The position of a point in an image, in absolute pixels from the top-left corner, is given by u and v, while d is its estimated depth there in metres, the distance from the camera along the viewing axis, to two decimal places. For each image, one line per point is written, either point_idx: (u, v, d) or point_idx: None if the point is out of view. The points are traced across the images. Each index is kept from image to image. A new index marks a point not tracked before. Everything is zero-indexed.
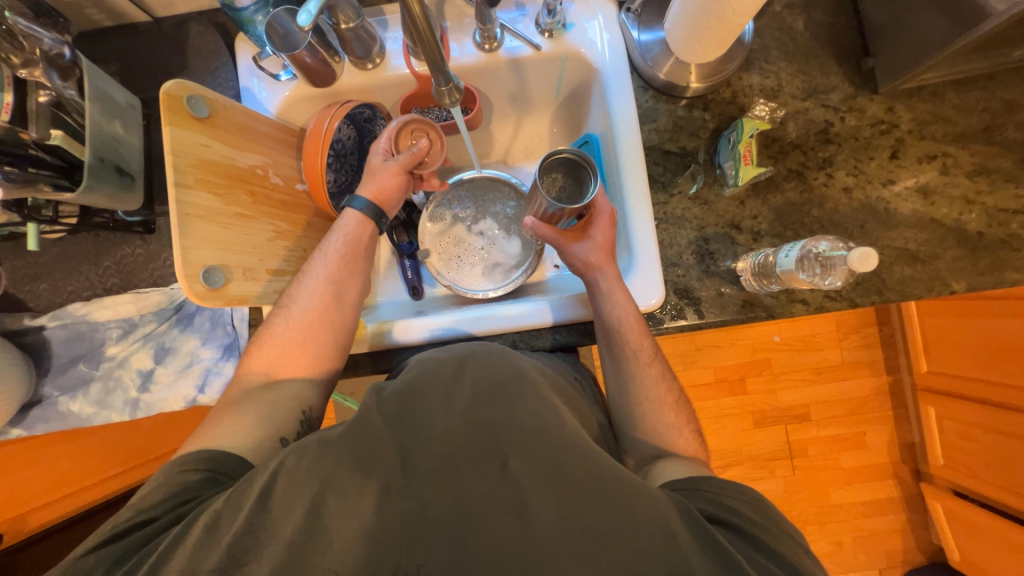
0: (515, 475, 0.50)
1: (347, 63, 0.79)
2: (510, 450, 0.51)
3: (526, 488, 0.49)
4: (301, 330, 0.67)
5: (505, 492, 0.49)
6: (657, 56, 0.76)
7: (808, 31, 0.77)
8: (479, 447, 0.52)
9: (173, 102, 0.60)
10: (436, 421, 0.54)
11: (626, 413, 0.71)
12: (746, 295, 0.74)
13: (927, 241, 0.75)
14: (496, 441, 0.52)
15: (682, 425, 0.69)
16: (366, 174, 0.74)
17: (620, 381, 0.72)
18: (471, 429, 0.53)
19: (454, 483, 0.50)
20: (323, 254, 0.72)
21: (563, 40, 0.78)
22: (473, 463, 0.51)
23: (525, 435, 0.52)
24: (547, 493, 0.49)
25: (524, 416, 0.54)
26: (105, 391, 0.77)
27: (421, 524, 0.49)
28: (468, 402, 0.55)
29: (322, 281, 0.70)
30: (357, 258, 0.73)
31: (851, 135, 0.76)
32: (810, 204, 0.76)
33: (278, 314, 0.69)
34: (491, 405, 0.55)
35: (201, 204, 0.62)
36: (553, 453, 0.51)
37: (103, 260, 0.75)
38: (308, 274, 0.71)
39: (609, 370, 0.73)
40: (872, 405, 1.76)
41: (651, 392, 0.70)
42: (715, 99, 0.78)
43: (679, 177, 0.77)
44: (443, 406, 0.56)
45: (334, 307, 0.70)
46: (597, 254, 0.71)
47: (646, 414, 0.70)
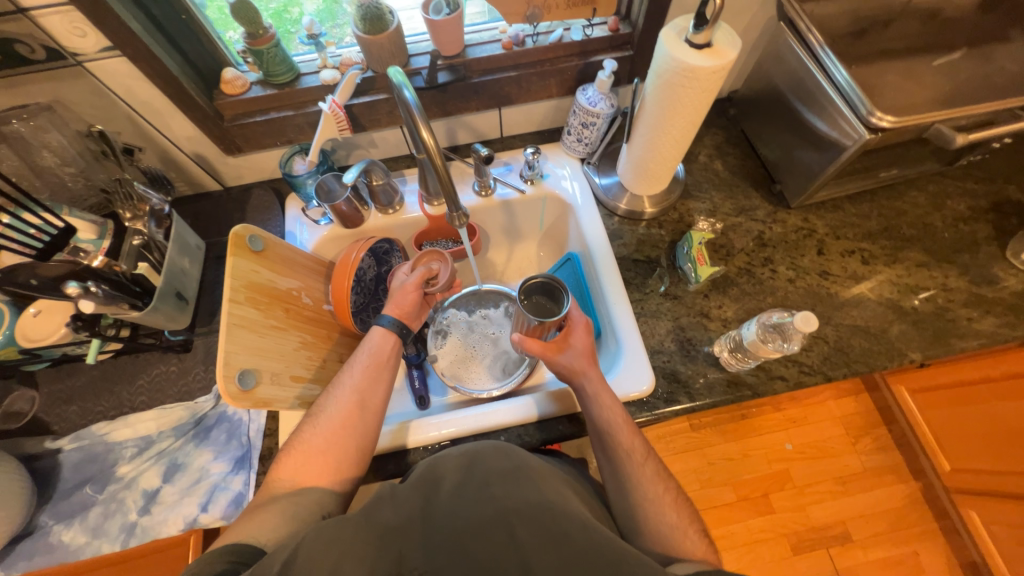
0: (521, 540, 0.56)
1: (373, 210, 1.00)
2: (517, 521, 0.58)
3: (532, 555, 0.54)
4: (327, 434, 0.72)
5: (512, 558, 0.54)
6: (616, 192, 0.97)
7: (727, 170, 1.02)
8: (489, 518, 0.58)
9: (239, 241, 0.76)
10: (448, 499, 0.62)
11: (630, 514, 0.71)
12: (730, 375, 0.81)
13: (873, 316, 0.86)
14: (505, 513, 0.59)
15: (684, 522, 0.69)
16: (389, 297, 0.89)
17: (620, 484, 0.73)
18: (483, 502, 0.61)
19: (466, 551, 0.56)
20: (351, 367, 0.80)
21: (541, 185, 1.01)
22: (484, 531, 0.58)
23: (529, 506, 0.59)
24: (549, 556, 0.54)
25: (530, 492, 0.61)
26: (104, 516, 0.76)
27: None
28: (480, 482, 0.63)
29: (349, 390, 0.77)
30: (380, 367, 0.81)
31: (781, 239, 0.94)
32: (764, 293, 0.89)
33: (309, 423, 0.75)
34: (500, 484, 0.63)
35: (245, 316, 0.73)
36: (556, 522, 0.57)
37: (138, 379, 0.83)
38: (337, 385, 0.78)
39: (607, 472, 0.75)
40: (912, 517, 1.62)
41: (650, 491, 0.71)
42: (667, 219, 0.97)
43: (650, 279, 0.92)
44: (455, 488, 0.63)
45: (358, 414, 0.75)
46: (580, 360, 0.78)
47: (646, 511, 0.70)
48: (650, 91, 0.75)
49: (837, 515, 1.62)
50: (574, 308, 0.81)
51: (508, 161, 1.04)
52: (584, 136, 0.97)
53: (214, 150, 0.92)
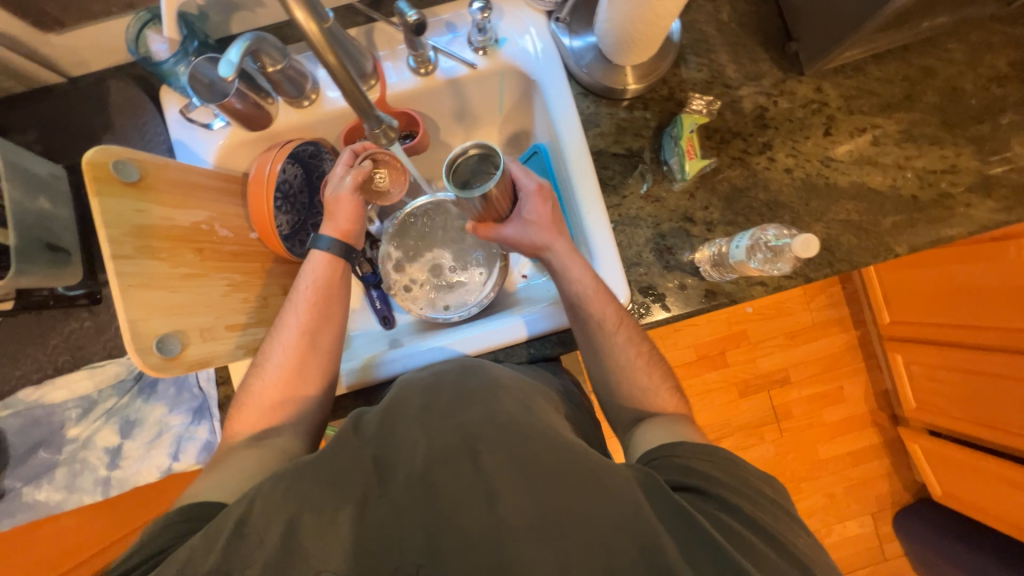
0: (485, 466, 0.53)
1: (281, 102, 0.77)
2: (481, 444, 0.55)
3: (496, 479, 0.52)
4: (278, 383, 0.68)
5: (477, 485, 0.52)
6: (591, 62, 0.77)
7: (733, 20, 0.80)
8: (454, 447, 0.55)
9: (99, 170, 0.58)
10: (415, 432, 0.58)
11: (603, 383, 0.72)
12: (709, 285, 0.76)
13: (867, 210, 0.78)
14: (471, 439, 0.55)
15: (657, 384, 0.69)
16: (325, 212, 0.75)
17: (595, 353, 0.71)
18: (448, 429, 0.57)
19: (432, 488, 0.52)
20: (293, 304, 0.72)
21: (497, 55, 0.77)
22: (448, 462, 0.54)
23: (496, 431, 0.56)
24: (515, 481, 0.52)
25: (497, 413, 0.58)
26: (72, 475, 0.74)
27: (396, 529, 0.51)
28: (443, 411, 0.60)
29: (295, 333, 0.70)
30: (330, 301, 0.73)
31: (785, 117, 0.79)
32: (756, 188, 0.78)
33: (255, 372, 0.70)
34: (468, 410, 0.59)
35: (145, 271, 0.60)
36: (524, 445, 0.54)
37: (50, 338, 0.73)
38: (282, 327, 0.71)
39: (580, 342, 0.72)
40: (845, 359, 1.83)
41: (623, 356, 0.70)
42: (654, 97, 0.79)
43: (629, 178, 0.79)
44: (422, 421, 0.59)
45: (310, 357, 0.70)
46: (542, 234, 0.71)
47: (623, 377, 0.70)
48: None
49: (781, 364, 1.82)
50: (523, 174, 0.71)
51: (451, 21, 0.78)
52: None
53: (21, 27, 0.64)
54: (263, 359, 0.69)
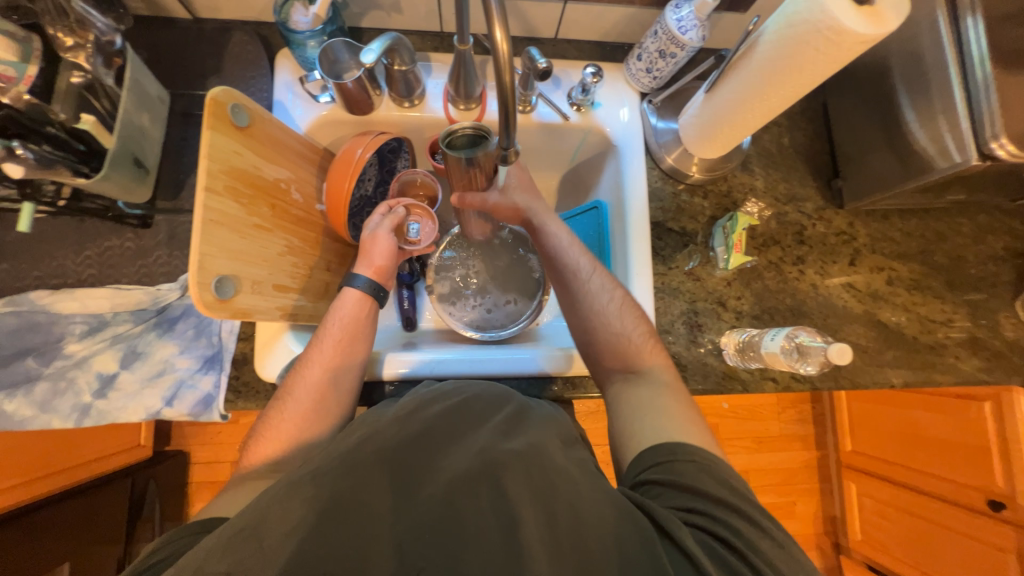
0: (508, 494, 0.49)
1: (387, 97, 0.82)
2: (503, 470, 0.52)
3: (518, 509, 0.48)
4: (297, 420, 0.62)
5: (497, 514, 0.48)
6: (669, 143, 0.85)
7: (792, 147, 0.91)
8: (474, 471, 0.51)
9: (217, 108, 0.60)
10: (442, 458, 0.53)
11: (593, 355, 0.72)
12: (728, 368, 0.81)
13: (873, 338, 0.87)
14: (492, 465, 0.52)
15: (631, 329, 0.71)
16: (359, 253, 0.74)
17: (581, 318, 0.73)
18: (469, 451, 0.54)
19: (455, 515, 0.48)
20: (318, 340, 0.67)
21: (590, 116, 0.86)
22: (467, 483, 0.50)
23: (519, 459, 0.53)
24: (539, 517, 0.49)
25: (518, 440, 0.56)
26: (52, 393, 0.69)
27: (410, 547, 0.46)
28: (463, 436, 0.56)
29: (318, 370, 0.65)
30: (356, 339, 0.69)
31: (820, 240, 0.89)
32: (785, 293, 0.86)
33: (274, 408, 0.64)
34: (490, 435, 0.56)
35: (225, 211, 0.61)
36: (546, 478, 0.52)
37: (85, 249, 0.70)
38: (304, 363, 0.66)
39: (569, 310, 0.75)
40: (805, 477, 1.83)
41: (608, 304, 0.72)
42: (713, 190, 0.88)
43: (678, 253, 0.85)
44: (448, 446, 0.55)
45: (332, 396, 0.64)
46: (522, 196, 0.78)
47: (615, 339, 0.70)
48: (774, 32, 0.59)
49: (745, 466, 1.79)
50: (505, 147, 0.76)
51: (558, 75, 0.86)
52: (656, 67, 0.81)
53: None
54: (282, 398, 0.64)
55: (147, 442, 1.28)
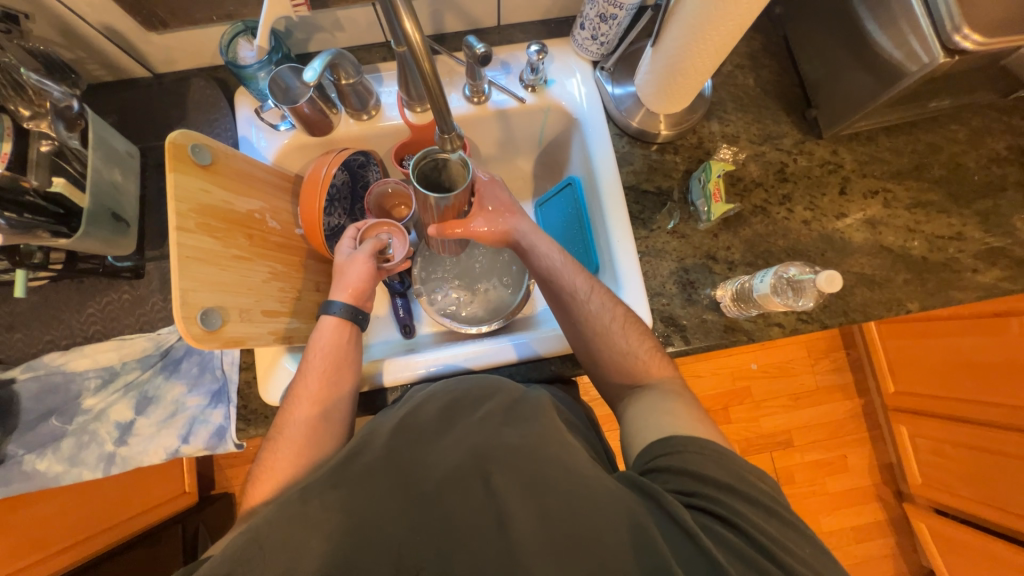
0: (499, 491, 0.49)
1: (344, 114, 0.84)
2: (492, 466, 0.52)
3: (507, 504, 0.49)
4: (291, 454, 0.62)
5: (488, 511, 0.49)
6: (629, 107, 0.84)
7: (759, 86, 0.89)
8: (465, 469, 0.52)
9: (178, 151, 0.62)
10: (430, 455, 0.54)
11: (597, 368, 0.71)
12: (728, 321, 0.79)
13: (880, 265, 0.83)
14: (482, 460, 0.52)
15: (636, 345, 0.69)
16: (335, 277, 0.74)
17: (580, 332, 0.71)
18: (460, 447, 0.54)
19: (440, 510, 0.49)
20: (303, 374, 0.69)
21: (545, 94, 0.85)
22: (460, 482, 0.51)
23: (510, 452, 0.53)
24: (530, 508, 0.48)
25: (510, 434, 0.55)
26: (79, 446, 0.74)
27: (409, 549, 0.47)
28: (458, 436, 0.56)
29: (306, 402, 0.66)
30: (340, 365, 0.69)
31: (804, 174, 0.85)
32: (776, 235, 0.83)
33: (268, 448, 0.65)
34: (481, 430, 0.56)
35: (201, 247, 0.63)
36: (537, 467, 0.51)
37: (87, 307, 0.74)
38: (293, 398, 0.67)
39: (567, 326, 0.72)
40: (851, 427, 1.75)
41: (605, 321, 0.70)
42: (684, 144, 0.86)
43: (657, 214, 0.84)
44: (433, 445, 0.55)
45: (323, 426, 0.65)
46: (506, 219, 0.76)
47: (615, 355, 0.69)
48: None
49: (785, 425, 1.72)
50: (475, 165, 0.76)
51: (506, 60, 0.86)
52: (600, 33, 0.80)
53: (130, 25, 0.72)
54: (278, 430, 0.65)
55: (191, 487, 1.33)
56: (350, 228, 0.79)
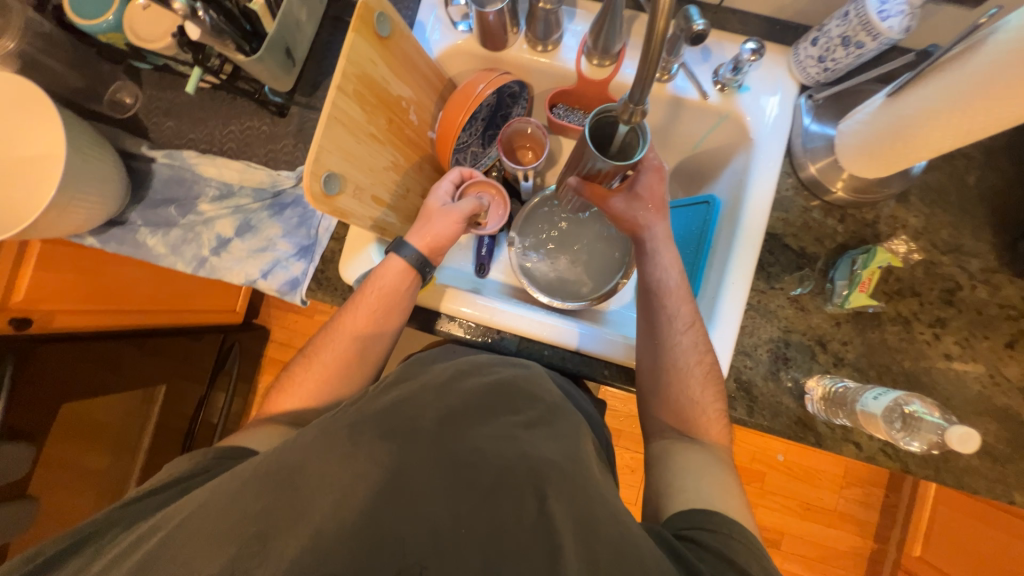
0: (550, 513, 0.45)
1: (521, 37, 0.79)
2: (550, 487, 0.46)
3: (559, 530, 0.44)
4: (321, 378, 0.66)
5: (539, 533, 0.44)
6: (817, 150, 0.74)
7: (976, 188, 0.75)
8: (517, 475, 0.47)
9: (366, 14, 0.62)
10: (473, 438, 0.50)
11: (654, 397, 0.67)
12: (805, 415, 0.71)
13: (1008, 441, 0.71)
14: (537, 472, 0.47)
15: (707, 402, 0.65)
16: (422, 220, 0.74)
17: (657, 355, 0.67)
18: (510, 452, 0.49)
19: (492, 511, 0.45)
20: (354, 304, 0.69)
21: (732, 99, 0.76)
22: (510, 491, 0.46)
23: (565, 475, 0.48)
24: (579, 547, 0.43)
25: (558, 445, 0.51)
26: (182, 240, 0.81)
27: (451, 541, 0.43)
28: (504, 429, 0.52)
29: (349, 334, 0.68)
30: (390, 309, 0.69)
31: (975, 306, 0.73)
32: (905, 354, 0.73)
33: (303, 361, 0.69)
34: (531, 428, 0.53)
35: (349, 113, 0.64)
36: (588, 500, 0.46)
37: (231, 124, 0.79)
38: (338, 323, 0.69)
39: (645, 344, 0.69)
40: (849, 564, 1.61)
41: (684, 360, 0.66)
42: (854, 215, 0.76)
43: (787, 274, 0.75)
44: (476, 427, 0.51)
45: (357, 362, 0.68)
46: (646, 212, 0.72)
47: (679, 397, 0.65)
48: (1020, 25, 0.46)
49: (783, 528, 1.62)
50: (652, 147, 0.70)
51: (710, 46, 0.77)
52: (831, 57, 0.69)
53: None
54: (316, 350, 0.69)
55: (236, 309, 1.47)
56: (452, 172, 0.79)
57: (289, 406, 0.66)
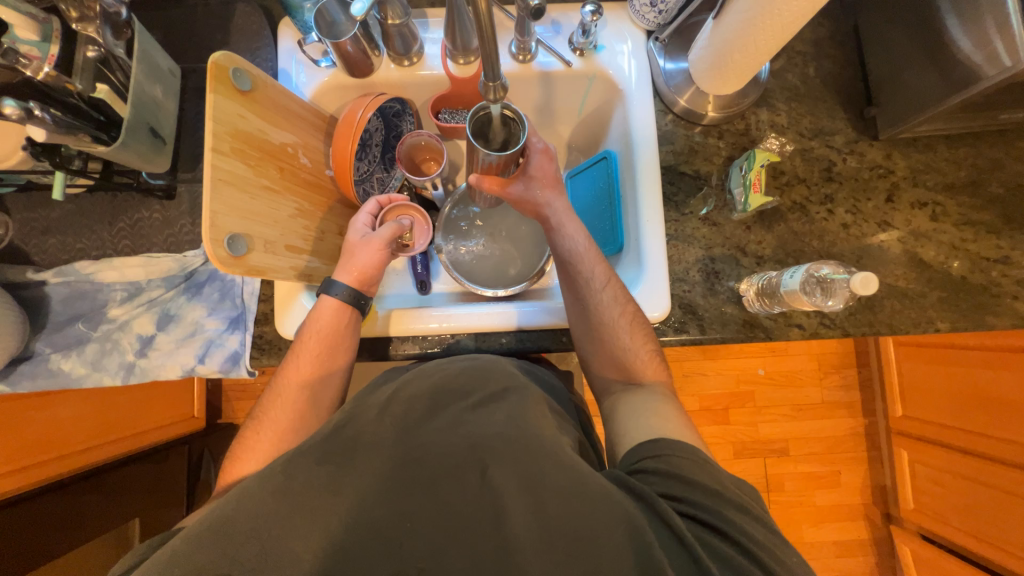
0: (495, 484, 0.48)
1: (385, 57, 0.82)
2: (491, 458, 0.50)
3: (504, 495, 0.47)
4: (273, 436, 0.64)
5: (486, 500, 0.47)
6: (679, 83, 0.81)
7: (818, 77, 0.84)
8: (461, 458, 0.50)
9: (220, 72, 0.61)
10: (423, 434, 0.53)
11: (593, 357, 0.71)
12: (747, 316, 0.77)
13: (915, 279, 0.79)
14: (479, 450, 0.50)
15: (638, 345, 0.68)
16: (346, 257, 0.74)
17: (585, 315, 0.71)
18: (455, 437, 0.52)
19: (437, 496, 0.48)
20: (297, 353, 0.68)
21: (593, 60, 0.82)
22: (456, 472, 0.49)
23: (506, 444, 0.51)
24: (526, 503, 0.47)
25: (500, 419, 0.53)
26: (101, 353, 0.76)
27: (411, 537, 0.46)
28: (450, 415, 0.55)
29: (295, 384, 0.67)
30: (335, 349, 0.69)
31: (852, 175, 0.82)
32: (811, 235, 0.80)
33: (252, 425, 0.66)
34: (473, 413, 0.55)
35: (233, 171, 0.63)
36: (532, 460, 0.49)
37: (118, 221, 0.76)
38: (283, 377, 0.68)
39: (573, 310, 0.73)
40: (850, 445, 1.72)
41: (607, 316, 0.69)
42: (730, 130, 0.83)
43: (692, 198, 0.82)
44: (426, 422, 0.54)
45: (309, 411, 0.67)
46: (543, 191, 0.76)
47: (614, 349, 0.69)
48: None
49: (784, 434, 1.70)
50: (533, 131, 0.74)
51: (558, 20, 0.84)
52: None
53: None
54: (265, 410, 0.66)
55: (198, 413, 1.37)
56: (369, 203, 0.79)
57: (241, 477, 0.61)
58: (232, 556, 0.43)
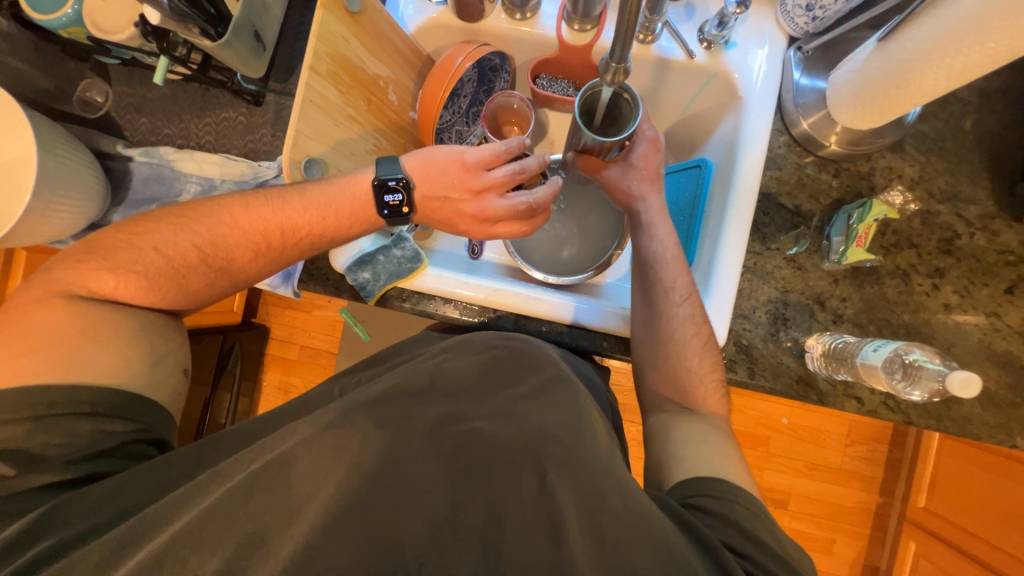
0: (554, 492, 0.44)
1: (498, 6, 0.77)
2: (550, 462, 0.46)
3: (562, 508, 0.43)
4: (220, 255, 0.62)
5: (543, 509, 0.44)
6: (809, 103, 0.72)
7: (971, 133, 0.73)
8: (513, 454, 0.47)
9: None
10: (478, 420, 0.50)
11: (649, 369, 0.68)
12: (805, 373, 0.71)
13: (1009, 385, 0.70)
14: (538, 450, 0.47)
15: (705, 371, 0.65)
16: (427, 157, 0.64)
17: (650, 323, 0.68)
18: (512, 431, 0.49)
19: (488, 488, 0.45)
20: (302, 202, 0.62)
21: (720, 56, 0.75)
22: (510, 468, 0.46)
23: (571, 451, 0.47)
24: (585, 523, 0.43)
25: (558, 419, 0.51)
26: None
27: (450, 526, 0.43)
28: (504, 405, 0.52)
29: (271, 223, 0.62)
30: (339, 224, 0.63)
31: (973, 254, 0.72)
32: (904, 306, 0.72)
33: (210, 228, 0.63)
34: (528, 408, 0.52)
35: (324, 94, 0.62)
36: (591, 475, 0.45)
37: (206, 116, 0.77)
38: (268, 208, 0.63)
39: (639, 314, 0.69)
40: (856, 519, 1.64)
41: (679, 332, 0.66)
42: (849, 169, 0.74)
43: (782, 234, 0.74)
44: (478, 409, 0.52)
45: (267, 252, 0.64)
46: (640, 184, 0.72)
47: (675, 368, 0.65)
48: None
49: (789, 488, 1.64)
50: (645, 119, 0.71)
51: (693, 4, 0.76)
52: (818, 4, 0.68)
53: None
54: (210, 260, 0.62)
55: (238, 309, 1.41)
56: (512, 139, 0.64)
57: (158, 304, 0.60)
58: (251, 474, 0.44)
